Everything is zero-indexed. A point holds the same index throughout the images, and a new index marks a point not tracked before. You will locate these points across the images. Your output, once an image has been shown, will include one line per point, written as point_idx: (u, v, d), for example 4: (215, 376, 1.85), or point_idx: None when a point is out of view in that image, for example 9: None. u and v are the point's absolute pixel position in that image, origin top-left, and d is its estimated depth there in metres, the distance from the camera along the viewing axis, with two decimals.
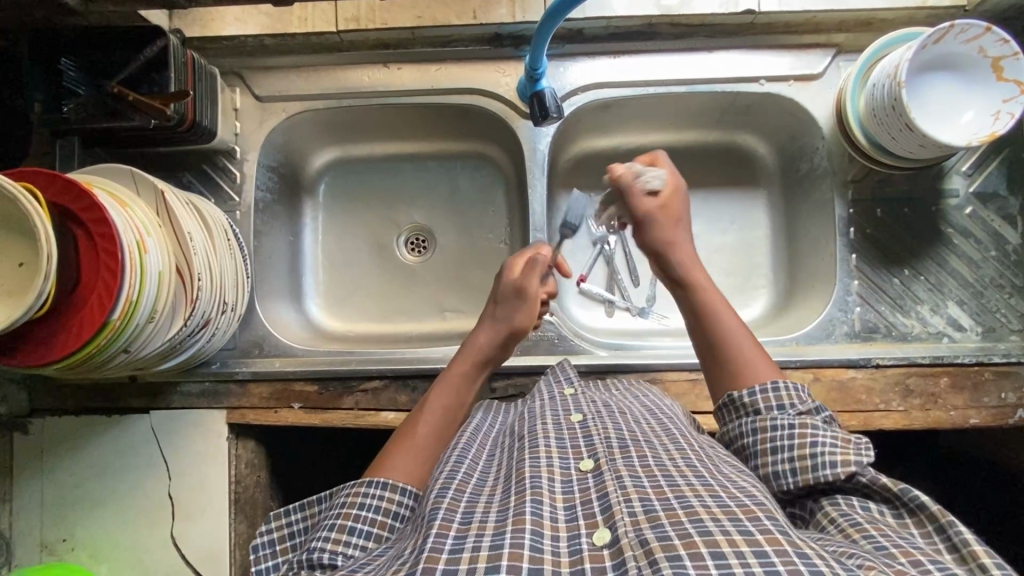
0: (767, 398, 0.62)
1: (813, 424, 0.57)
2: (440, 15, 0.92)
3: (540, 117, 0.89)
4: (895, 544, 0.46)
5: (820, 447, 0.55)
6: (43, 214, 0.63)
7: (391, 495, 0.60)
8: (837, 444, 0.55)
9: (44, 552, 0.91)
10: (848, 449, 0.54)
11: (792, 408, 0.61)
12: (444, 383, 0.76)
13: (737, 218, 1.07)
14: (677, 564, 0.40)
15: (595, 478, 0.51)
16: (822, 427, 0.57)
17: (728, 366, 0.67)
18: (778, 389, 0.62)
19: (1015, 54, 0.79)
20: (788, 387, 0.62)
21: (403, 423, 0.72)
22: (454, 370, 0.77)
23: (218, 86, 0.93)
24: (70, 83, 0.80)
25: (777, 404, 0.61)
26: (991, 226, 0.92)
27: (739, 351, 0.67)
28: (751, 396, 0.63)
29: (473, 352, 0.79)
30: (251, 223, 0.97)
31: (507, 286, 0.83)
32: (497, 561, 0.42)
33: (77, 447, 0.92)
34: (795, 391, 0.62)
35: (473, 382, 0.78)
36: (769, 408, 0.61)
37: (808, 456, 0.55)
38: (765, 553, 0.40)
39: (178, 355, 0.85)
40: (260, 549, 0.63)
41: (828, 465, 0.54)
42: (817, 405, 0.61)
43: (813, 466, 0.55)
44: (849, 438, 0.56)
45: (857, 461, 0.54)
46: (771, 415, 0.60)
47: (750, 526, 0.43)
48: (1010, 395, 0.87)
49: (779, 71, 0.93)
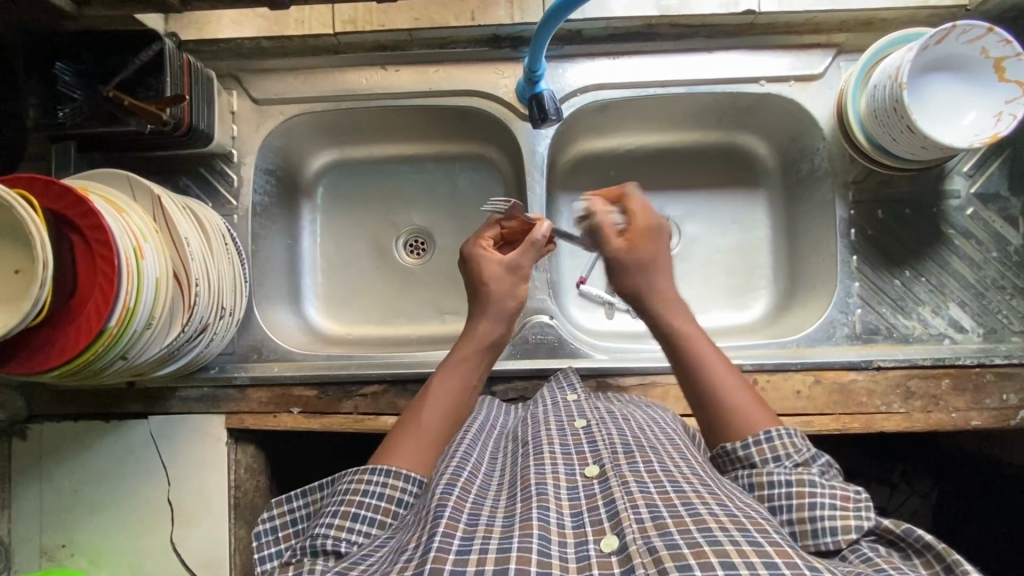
0: (762, 450, 0.60)
1: (810, 480, 0.56)
2: (438, 16, 0.91)
3: (539, 119, 0.88)
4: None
5: (819, 509, 0.54)
6: (39, 224, 0.62)
7: (395, 482, 0.60)
8: (836, 505, 0.54)
9: (43, 558, 0.90)
10: (847, 511, 0.53)
11: (788, 460, 0.59)
12: (446, 375, 0.73)
13: (738, 219, 1.06)
14: (687, 573, 0.39)
15: (601, 484, 0.51)
16: (819, 484, 0.56)
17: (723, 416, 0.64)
18: (771, 439, 0.60)
19: (1017, 55, 0.79)
20: (782, 435, 0.60)
21: (407, 407, 0.72)
22: (459, 358, 0.74)
23: (216, 90, 0.92)
24: (65, 88, 0.80)
25: (773, 457, 0.59)
26: (992, 227, 0.92)
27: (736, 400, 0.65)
28: (745, 449, 0.61)
29: (477, 337, 0.76)
30: (249, 226, 0.97)
31: (493, 269, 0.79)
32: (505, 564, 0.42)
33: (76, 452, 0.92)
34: (790, 439, 0.60)
35: (483, 366, 0.76)
36: (764, 461, 0.60)
37: (807, 521, 0.54)
38: (775, 566, 0.39)
39: (175, 361, 0.85)
40: (262, 537, 0.63)
41: (828, 531, 0.53)
42: (814, 454, 0.60)
43: (813, 533, 0.53)
44: (849, 496, 0.54)
45: (857, 525, 0.52)
46: (768, 469, 0.58)
47: (759, 536, 0.43)
48: (1012, 397, 0.86)
49: (778, 72, 0.92)
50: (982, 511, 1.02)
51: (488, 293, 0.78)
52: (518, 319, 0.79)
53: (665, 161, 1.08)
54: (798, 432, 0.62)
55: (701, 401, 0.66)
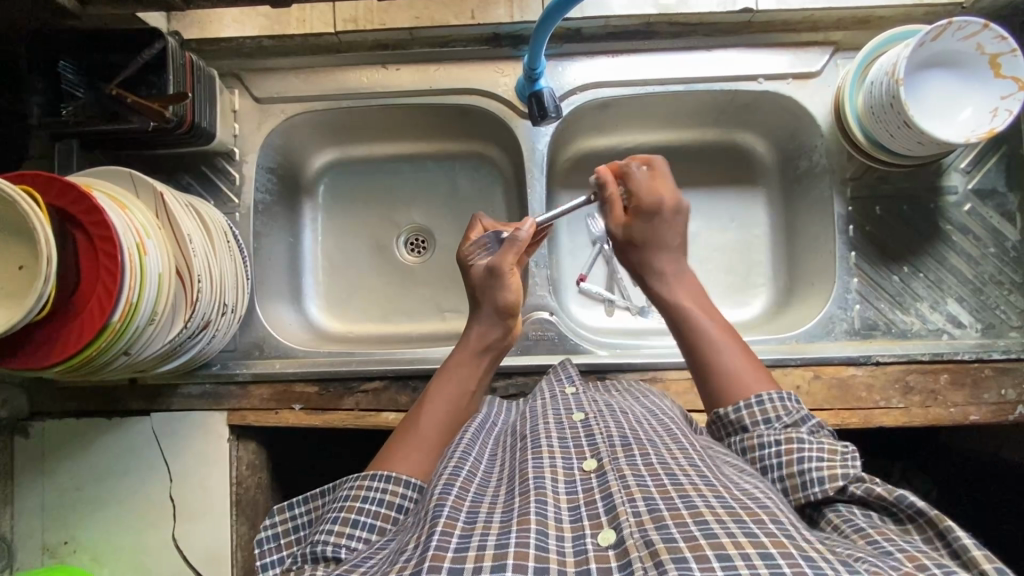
0: (753, 413, 0.63)
1: (798, 437, 0.58)
2: (439, 16, 0.92)
3: (538, 117, 0.89)
4: (899, 547, 0.46)
5: (806, 463, 0.56)
6: (43, 218, 0.63)
7: (395, 488, 0.60)
8: (823, 456, 0.56)
9: (45, 555, 0.91)
10: (834, 462, 0.55)
11: (778, 421, 0.61)
12: (444, 377, 0.75)
13: (737, 216, 1.07)
14: (683, 565, 0.40)
15: (599, 478, 0.51)
16: (807, 440, 0.58)
17: (715, 374, 0.68)
18: (763, 403, 0.63)
19: (1013, 51, 0.79)
20: (774, 399, 0.63)
21: (406, 415, 0.72)
22: (456, 361, 0.76)
23: (217, 88, 0.93)
24: (68, 86, 0.81)
25: (763, 419, 0.62)
26: (990, 223, 0.92)
27: (727, 358, 0.68)
28: (737, 412, 0.64)
29: (471, 341, 0.77)
30: (250, 224, 0.97)
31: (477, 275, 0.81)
32: (503, 561, 0.42)
33: (78, 449, 0.92)
34: (782, 402, 0.63)
35: (478, 370, 0.76)
36: (755, 423, 0.62)
37: (797, 475, 0.56)
38: (772, 556, 0.40)
39: (178, 357, 0.85)
40: (264, 544, 0.63)
41: (817, 481, 0.55)
42: (804, 415, 0.62)
43: (803, 484, 0.55)
44: (835, 450, 0.57)
45: (844, 474, 0.54)
46: (758, 431, 0.61)
47: (755, 528, 0.43)
48: (1010, 392, 0.87)
49: (777, 69, 0.93)
50: (983, 508, 1.02)
51: (478, 297, 0.79)
52: (515, 318, 0.79)
53: (664, 159, 1.08)
54: (793, 394, 0.64)
55: (693, 363, 0.70)
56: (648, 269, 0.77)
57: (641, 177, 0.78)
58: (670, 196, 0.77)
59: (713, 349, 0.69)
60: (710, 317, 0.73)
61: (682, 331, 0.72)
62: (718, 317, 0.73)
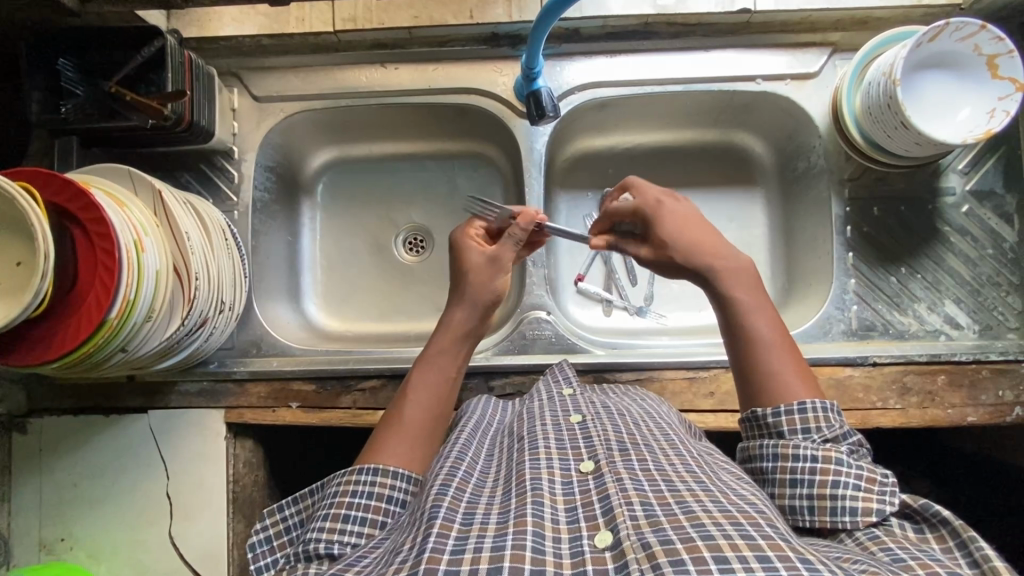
0: (792, 420, 0.59)
1: (837, 457, 0.55)
2: (437, 15, 0.92)
3: (537, 116, 0.89)
4: (915, 556, 0.46)
5: (843, 489, 0.54)
6: (42, 217, 0.63)
7: (384, 480, 0.60)
8: (860, 486, 0.54)
9: (42, 552, 0.91)
10: (871, 494, 0.53)
11: (817, 434, 0.58)
12: (427, 365, 0.74)
13: (735, 217, 1.07)
14: (680, 568, 0.40)
15: (596, 480, 0.51)
16: (846, 462, 0.55)
17: (756, 380, 0.64)
18: (805, 411, 0.59)
19: (1010, 52, 0.80)
20: (817, 408, 0.59)
21: (387, 409, 0.71)
22: (437, 349, 0.75)
23: (217, 86, 0.93)
24: (68, 83, 0.81)
25: (803, 428, 0.59)
26: (988, 224, 0.92)
27: (771, 365, 0.63)
28: (775, 416, 0.60)
29: (453, 327, 0.76)
30: (249, 222, 0.98)
31: (474, 257, 0.79)
32: (500, 563, 0.42)
33: (75, 446, 0.92)
34: (826, 414, 0.59)
35: (461, 355, 0.76)
36: (793, 432, 0.59)
37: (829, 499, 0.54)
38: (769, 558, 0.40)
39: (175, 355, 0.85)
40: (256, 547, 0.63)
41: (848, 511, 0.53)
42: (845, 432, 0.59)
43: (833, 511, 0.53)
44: (875, 479, 0.54)
45: (880, 508, 0.53)
46: (796, 440, 0.57)
47: (753, 531, 0.43)
48: (1007, 393, 0.87)
49: (775, 70, 0.93)
50: (982, 512, 1.01)
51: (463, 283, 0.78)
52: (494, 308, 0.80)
53: (662, 160, 1.08)
54: (836, 405, 0.60)
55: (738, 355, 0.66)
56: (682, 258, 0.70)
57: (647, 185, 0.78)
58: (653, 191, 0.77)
59: (760, 352, 0.64)
60: (762, 314, 0.66)
61: (735, 328, 0.66)
62: (768, 309, 0.67)
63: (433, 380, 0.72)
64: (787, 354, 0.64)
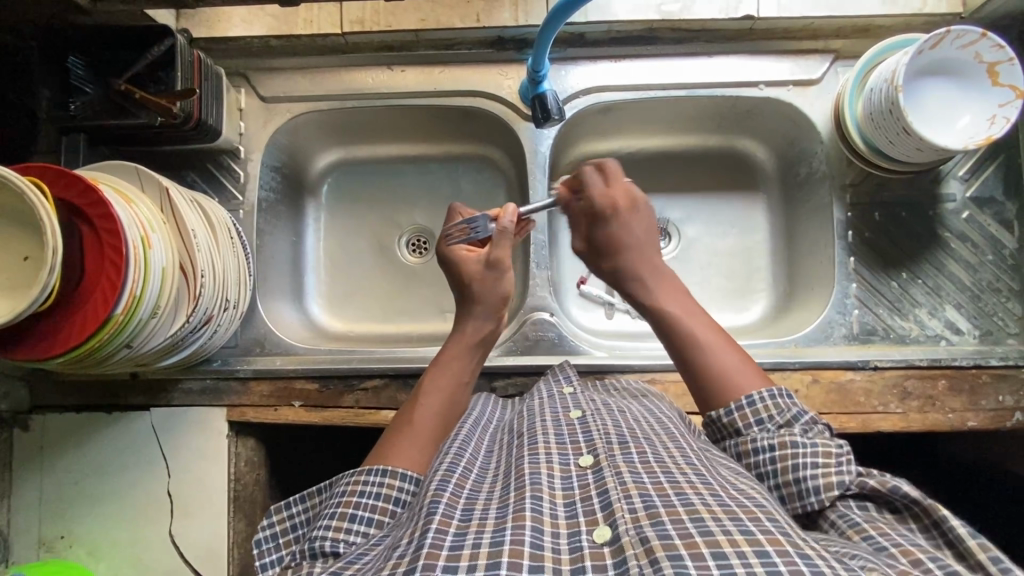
0: (745, 415, 0.62)
1: (791, 440, 0.57)
2: (445, 18, 0.93)
3: (542, 119, 0.90)
4: (896, 543, 0.46)
5: (802, 471, 0.55)
6: (49, 210, 0.63)
7: (391, 482, 0.60)
8: (818, 465, 0.55)
9: (42, 549, 0.91)
10: (829, 469, 0.55)
11: (771, 422, 0.61)
12: (439, 369, 0.75)
13: (736, 222, 1.08)
14: (678, 563, 0.40)
15: (595, 474, 0.52)
16: (801, 443, 0.57)
17: (704, 385, 0.66)
18: (754, 403, 0.62)
19: (1010, 59, 0.80)
20: (765, 398, 0.62)
21: (401, 410, 0.72)
22: (449, 354, 0.77)
23: (224, 87, 0.94)
24: (77, 81, 0.82)
25: (756, 420, 0.61)
26: (988, 231, 0.93)
27: (715, 365, 0.66)
28: (729, 415, 0.63)
29: (465, 336, 0.78)
30: (254, 222, 0.98)
31: (472, 269, 0.81)
32: (498, 559, 0.42)
33: (77, 443, 0.92)
34: (774, 401, 0.62)
35: (473, 358, 0.77)
36: (748, 426, 0.62)
37: (793, 484, 0.55)
38: (767, 554, 0.40)
39: (178, 352, 0.86)
40: (263, 544, 0.63)
41: (813, 491, 0.54)
42: (796, 412, 0.61)
43: (799, 494, 0.55)
44: (831, 453, 0.56)
45: (840, 481, 0.54)
46: (752, 435, 0.60)
47: (752, 526, 0.43)
48: (1007, 398, 0.87)
49: (778, 76, 0.94)
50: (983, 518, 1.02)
51: (470, 294, 0.80)
52: (505, 314, 0.81)
53: (664, 165, 1.09)
54: (785, 390, 0.63)
55: (681, 363, 0.68)
56: (622, 274, 0.76)
57: (596, 185, 0.79)
58: (621, 196, 0.78)
59: (702, 355, 0.67)
60: (694, 318, 0.70)
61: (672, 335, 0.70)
62: (699, 313, 0.71)
63: (444, 382, 0.73)
64: (729, 350, 0.67)
